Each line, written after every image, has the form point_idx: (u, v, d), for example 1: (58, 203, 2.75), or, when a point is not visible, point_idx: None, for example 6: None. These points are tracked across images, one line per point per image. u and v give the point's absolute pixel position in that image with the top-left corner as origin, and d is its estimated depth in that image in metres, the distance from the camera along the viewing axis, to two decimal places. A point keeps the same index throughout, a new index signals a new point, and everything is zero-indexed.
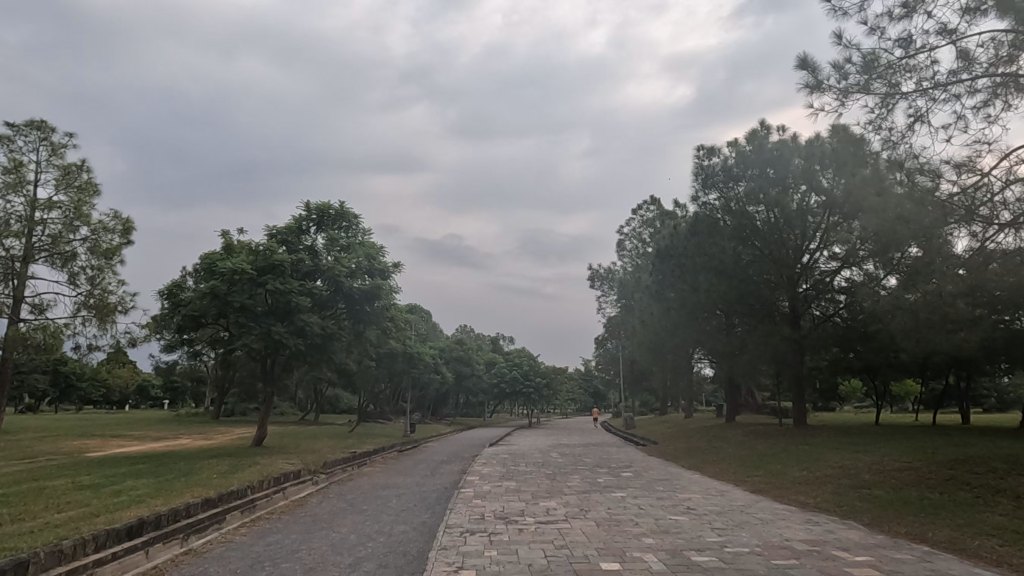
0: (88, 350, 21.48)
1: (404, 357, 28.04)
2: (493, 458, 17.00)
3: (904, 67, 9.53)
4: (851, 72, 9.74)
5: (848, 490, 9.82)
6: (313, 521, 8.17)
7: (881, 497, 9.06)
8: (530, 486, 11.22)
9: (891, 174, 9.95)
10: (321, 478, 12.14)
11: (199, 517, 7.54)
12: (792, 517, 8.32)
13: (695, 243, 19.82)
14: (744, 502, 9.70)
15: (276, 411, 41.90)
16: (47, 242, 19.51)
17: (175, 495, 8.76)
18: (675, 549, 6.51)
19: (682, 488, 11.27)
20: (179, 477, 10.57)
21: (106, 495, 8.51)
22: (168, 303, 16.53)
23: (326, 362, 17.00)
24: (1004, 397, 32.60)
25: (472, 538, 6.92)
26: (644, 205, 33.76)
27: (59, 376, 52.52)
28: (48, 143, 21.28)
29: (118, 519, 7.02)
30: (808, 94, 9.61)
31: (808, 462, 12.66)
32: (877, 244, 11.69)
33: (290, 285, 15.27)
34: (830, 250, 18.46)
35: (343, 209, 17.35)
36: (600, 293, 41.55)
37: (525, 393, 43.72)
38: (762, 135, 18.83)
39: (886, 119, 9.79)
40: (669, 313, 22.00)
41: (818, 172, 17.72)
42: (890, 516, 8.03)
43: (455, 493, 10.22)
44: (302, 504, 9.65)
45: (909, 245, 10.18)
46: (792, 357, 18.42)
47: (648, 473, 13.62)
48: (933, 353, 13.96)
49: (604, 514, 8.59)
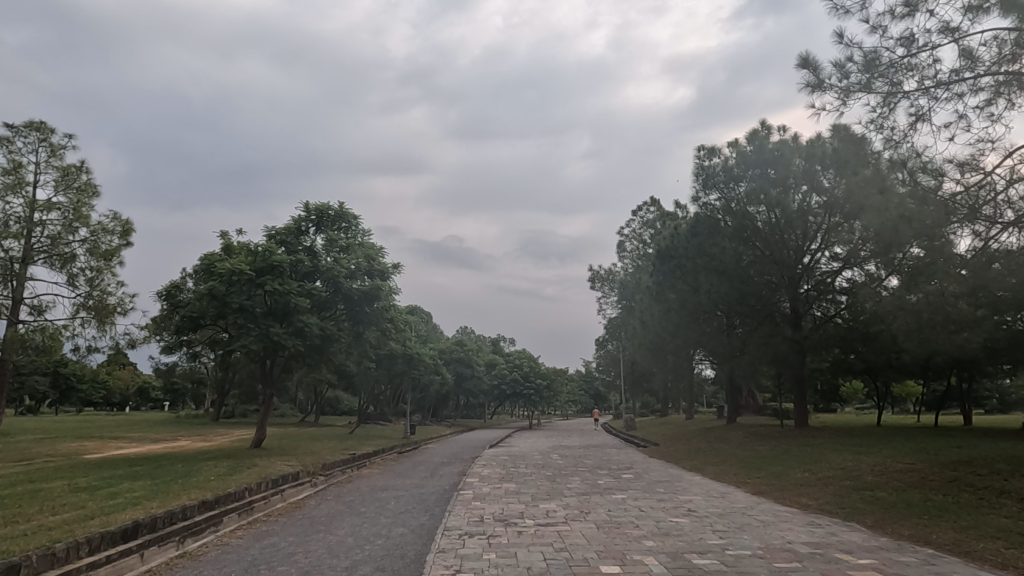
0: (87, 351, 21.44)
1: (404, 358, 27.96)
2: (493, 460, 16.94)
3: (905, 66, 9.49)
4: (853, 70, 9.71)
5: (850, 492, 9.75)
6: (311, 523, 8.12)
7: (883, 499, 8.98)
8: (529, 487, 11.15)
9: (894, 173, 9.91)
10: (320, 481, 12.05)
11: (196, 519, 7.48)
12: (794, 520, 8.24)
13: (695, 243, 19.75)
14: (745, 503, 9.63)
15: (276, 413, 41.85)
16: (46, 243, 19.46)
17: (172, 497, 8.71)
18: (676, 552, 6.43)
19: (683, 489, 11.19)
20: (176, 480, 10.49)
21: (104, 496, 8.47)
22: (166, 304, 16.45)
23: (326, 363, 16.93)
24: (1006, 398, 32.49)
25: (471, 540, 6.85)
26: (644, 205, 33.71)
27: (59, 377, 52.48)
28: (48, 144, 21.24)
29: (114, 522, 6.96)
30: (809, 92, 9.57)
31: (810, 464, 12.57)
32: (878, 244, 11.64)
33: (289, 286, 15.20)
34: (831, 251, 18.39)
35: (343, 209, 17.29)
36: (600, 294, 41.45)
37: (525, 394, 43.65)
38: (762, 135, 18.77)
39: (888, 118, 9.74)
40: (670, 314, 21.92)
41: (820, 172, 17.66)
42: (893, 518, 7.96)
43: (455, 495, 10.14)
44: (300, 506, 9.59)
45: (911, 245, 10.15)
46: (793, 357, 18.35)
47: (649, 474, 13.55)
48: (935, 353, 13.87)
49: (604, 515, 8.53)
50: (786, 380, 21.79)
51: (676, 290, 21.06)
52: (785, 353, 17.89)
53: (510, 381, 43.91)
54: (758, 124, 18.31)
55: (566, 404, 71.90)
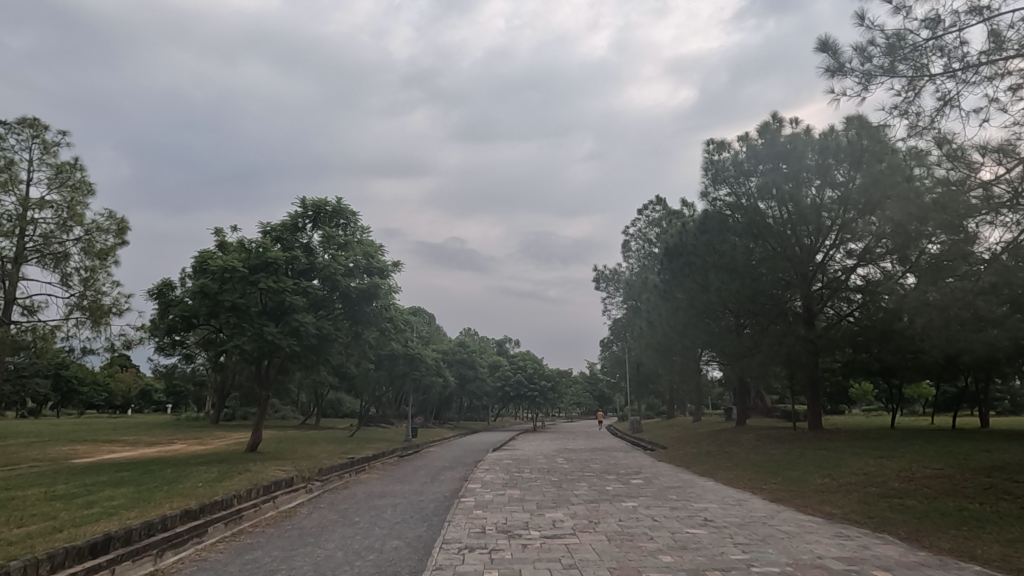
0: (81, 353, 20.92)
1: (405, 358, 27.37)
2: (496, 464, 16.41)
3: (932, 49, 8.93)
4: (873, 53, 9.16)
5: (876, 499, 9.13)
6: (299, 535, 7.55)
7: (914, 508, 8.37)
8: (535, 495, 10.56)
9: (914, 163, 9.36)
10: (314, 487, 11.53)
11: (176, 530, 6.95)
12: (820, 530, 7.63)
13: (705, 240, 19.11)
14: (765, 513, 9.02)
15: (277, 415, 41.44)
16: (38, 242, 18.98)
17: (153, 506, 8.17)
18: (697, 569, 5.85)
19: (696, 497, 10.58)
20: (161, 487, 9.91)
21: (79, 506, 7.91)
22: (158, 303, 15.87)
23: (323, 364, 16.36)
24: (1018, 401, 31.79)
25: (471, 556, 6.28)
26: (650, 204, 33.10)
27: (60, 381, 52.01)
28: (40, 142, 20.76)
29: (87, 534, 6.43)
30: (829, 77, 9.06)
31: (829, 469, 11.95)
32: (900, 237, 10.98)
33: (284, 283, 14.68)
34: (846, 247, 17.65)
35: (341, 205, 16.72)
36: (605, 296, 40.70)
37: (529, 396, 43.11)
38: (774, 128, 18.15)
39: (913, 103, 9.16)
40: (678, 314, 21.19)
41: (834, 167, 17.04)
42: (928, 530, 7.35)
43: (455, 504, 9.57)
44: (291, 515, 9.07)
45: (939, 238, 9.48)
46: (807, 358, 17.64)
47: (659, 480, 12.95)
48: (960, 352, 13.19)
49: (616, 526, 7.95)
50: (798, 382, 21.12)
51: (685, 290, 20.37)
52: (799, 353, 17.22)
53: (514, 383, 43.36)
54: (770, 117, 17.69)
55: (569, 407, 71.19)
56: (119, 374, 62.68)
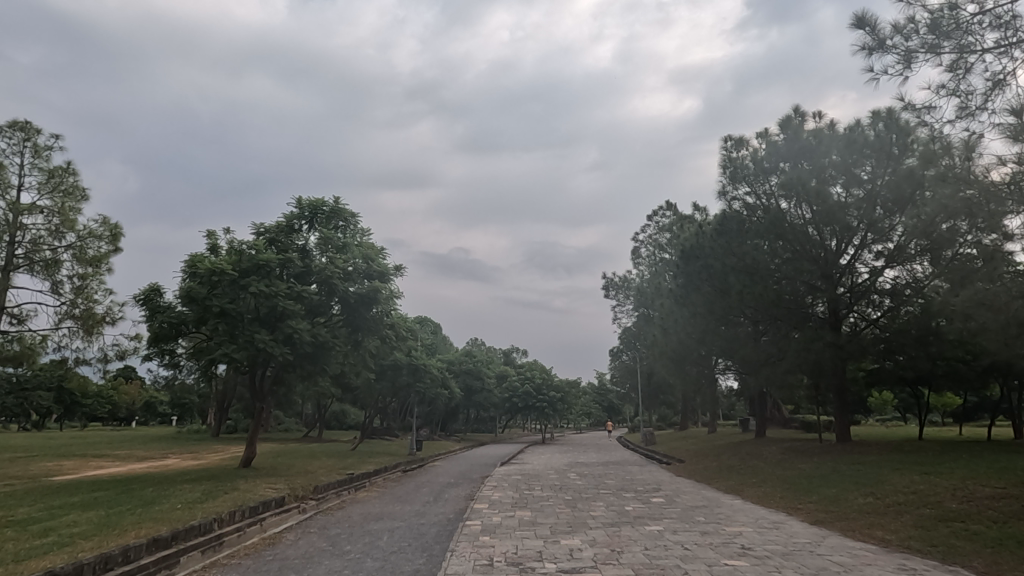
0: (72, 362, 20.06)
1: (409, 369, 26.35)
2: (504, 480, 15.35)
3: (981, 25, 7.93)
4: (917, 29, 8.17)
5: (935, 524, 8.05)
6: (281, 567, 6.59)
7: (983, 535, 7.29)
8: (548, 517, 9.55)
9: (949, 156, 8.43)
10: (308, 508, 10.61)
11: (141, 564, 6.02)
12: (881, 563, 6.59)
13: (723, 242, 18.12)
14: (809, 539, 7.95)
15: (281, 428, 40.42)
16: (28, 248, 18.17)
17: (117, 534, 7.22)
18: None
19: (727, 519, 9.53)
20: (134, 509, 8.97)
21: (32, 534, 6.97)
22: (146, 310, 14.97)
23: (320, 373, 15.43)
24: None
25: None
26: (661, 209, 32.10)
27: (63, 394, 51.18)
28: (31, 144, 20.04)
29: (30, 572, 5.47)
30: (866, 55, 8.11)
31: (870, 487, 10.83)
32: (943, 232, 9.88)
33: (277, 287, 13.72)
34: (873, 248, 16.53)
35: (338, 206, 15.86)
36: (615, 304, 39.56)
37: (538, 407, 41.92)
38: (796, 123, 17.21)
39: (963, 82, 8.13)
40: (695, 319, 20.04)
41: (860, 164, 15.97)
42: (1010, 563, 6.27)
43: (458, 529, 8.58)
44: (278, 542, 8.14)
45: (993, 232, 8.39)
46: (835, 366, 16.49)
47: (682, 498, 11.87)
48: (1007, 356, 12.02)
49: (642, 556, 6.93)
50: (822, 391, 20.01)
51: (702, 294, 19.31)
52: (827, 360, 16.08)
53: (522, 394, 42.37)
54: (791, 111, 16.78)
55: (579, 418, 69.78)
56: (123, 386, 61.97)
